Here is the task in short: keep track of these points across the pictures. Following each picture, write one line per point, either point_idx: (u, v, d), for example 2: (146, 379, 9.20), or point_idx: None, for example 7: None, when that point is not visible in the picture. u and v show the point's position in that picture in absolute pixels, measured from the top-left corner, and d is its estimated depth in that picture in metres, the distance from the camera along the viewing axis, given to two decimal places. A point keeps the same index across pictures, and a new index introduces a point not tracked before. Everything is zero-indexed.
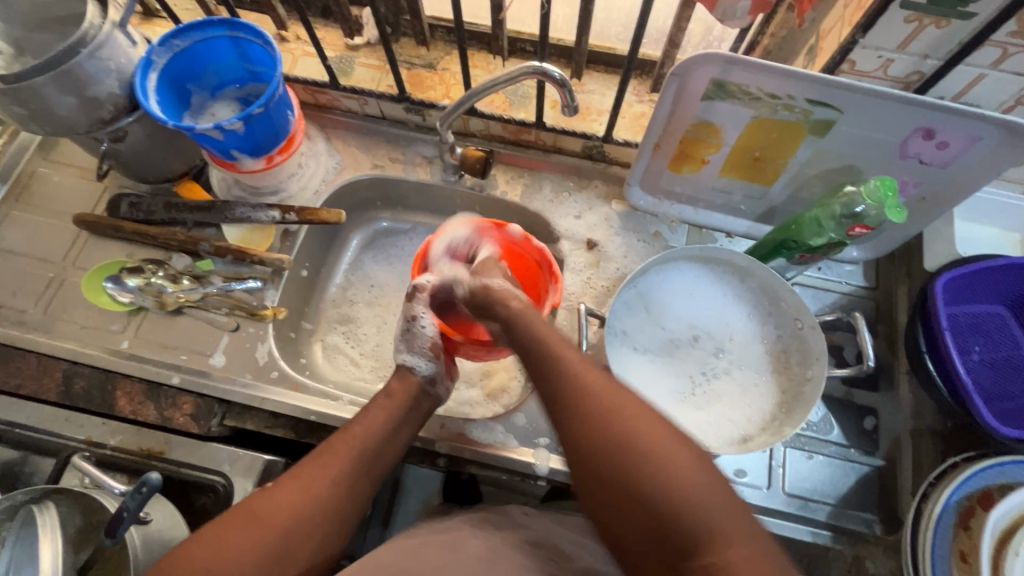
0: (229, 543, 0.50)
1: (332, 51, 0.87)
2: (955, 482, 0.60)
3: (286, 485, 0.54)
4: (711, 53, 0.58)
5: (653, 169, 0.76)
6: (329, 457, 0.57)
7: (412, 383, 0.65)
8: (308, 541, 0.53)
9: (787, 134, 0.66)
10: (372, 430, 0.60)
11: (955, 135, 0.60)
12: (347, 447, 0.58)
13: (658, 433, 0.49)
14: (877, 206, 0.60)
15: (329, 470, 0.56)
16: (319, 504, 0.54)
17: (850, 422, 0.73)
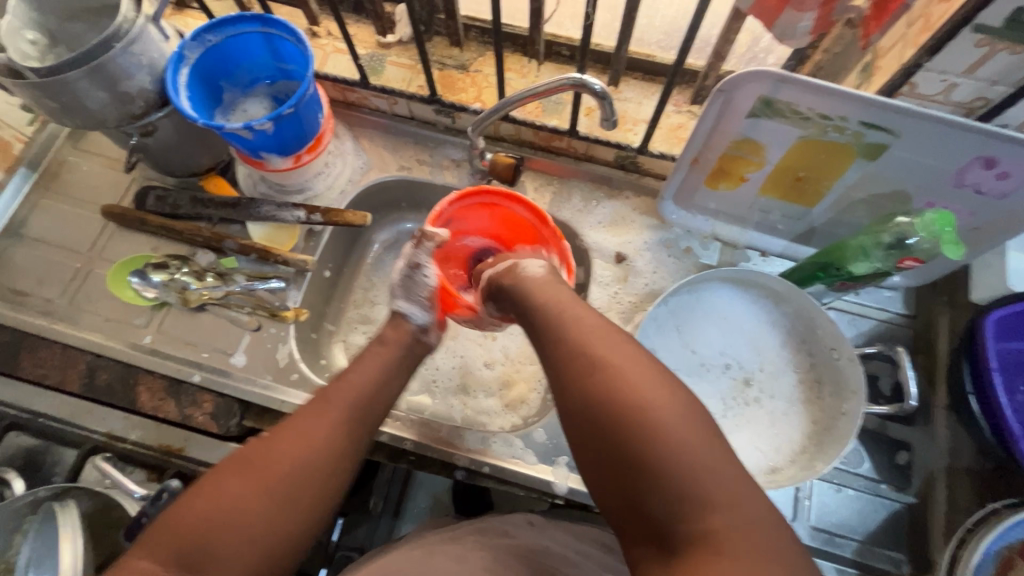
0: (227, 495, 0.47)
1: (363, 48, 0.85)
2: (996, 530, 0.57)
3: (279, 435, 0.52)
4: (762, 69, 0.55)
5: (688, 183, 0.74)
6: (325, 406, 0.55)
7: (406, 331, 0.64)
8: (314, 485, 0.50)
9: (835, 156, 0.63)
10: (364, 380, 0.58)
11: (1019, 165, 0.56)
12: (341, 395, 0.56)
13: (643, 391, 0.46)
14: (930, 240, 0.57)
15: (325, 417, 0.54)
16: (316, 450, 0.51)
17: (883, 456, 0.71)
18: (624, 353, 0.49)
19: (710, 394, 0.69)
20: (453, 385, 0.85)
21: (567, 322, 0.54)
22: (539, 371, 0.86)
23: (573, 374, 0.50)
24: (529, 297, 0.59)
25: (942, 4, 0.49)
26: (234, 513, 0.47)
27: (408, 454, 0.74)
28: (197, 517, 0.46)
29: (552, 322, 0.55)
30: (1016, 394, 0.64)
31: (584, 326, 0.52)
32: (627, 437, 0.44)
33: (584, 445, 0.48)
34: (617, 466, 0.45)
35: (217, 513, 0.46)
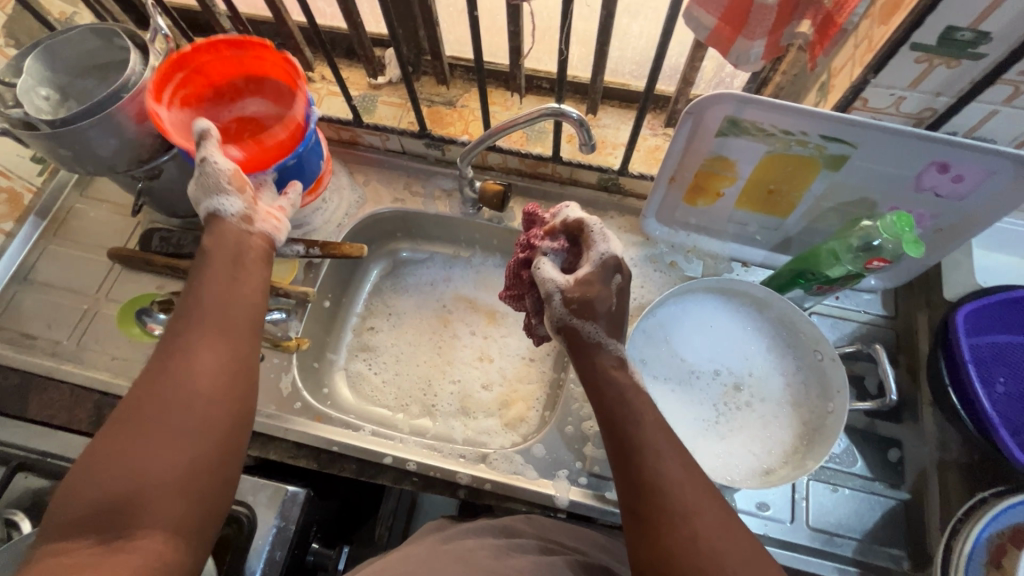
0: (116, 450, 0.47)
1: (355, 90, 0.90)
2: (985, 516, 0.58)
3: (149, 387, 0.50)
4: (725, 92, 0.60)
5: (668, 201, 0.78)
6: (190, 341, 0.53)
7: (227, 228, 0.63)
8: (207, 420, 0.49)
9: (801, 169, 0.67)
10: (222, 290, 0.57)
11: (970, 169, 0.60)
12: (197, 320, 0.55)
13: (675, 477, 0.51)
14: (894, 239, 0.60)
15: (187, 355, 0.52)
16: (190, 386, 0.50)
17: (874, 454, 0.73)
18: (667, 438, 0.54)
19: (701, 400, 0.71)
20: (453, 408, 0.87)
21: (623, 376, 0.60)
22: (537, 389, 0.88)
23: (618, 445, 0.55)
24: (583, 356, 0.62)
25: (881, 27, 0.54)
26: (131, 472, 0.46)
27: (411, 476, 0.74)
28: (93, 489, 0.45)
29: (603, 379, 0.59)
30: (991, 390, 0.67)
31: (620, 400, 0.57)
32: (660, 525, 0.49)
33: (629, 513, 0.52)
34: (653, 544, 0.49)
35: (121, 467, 0.46)
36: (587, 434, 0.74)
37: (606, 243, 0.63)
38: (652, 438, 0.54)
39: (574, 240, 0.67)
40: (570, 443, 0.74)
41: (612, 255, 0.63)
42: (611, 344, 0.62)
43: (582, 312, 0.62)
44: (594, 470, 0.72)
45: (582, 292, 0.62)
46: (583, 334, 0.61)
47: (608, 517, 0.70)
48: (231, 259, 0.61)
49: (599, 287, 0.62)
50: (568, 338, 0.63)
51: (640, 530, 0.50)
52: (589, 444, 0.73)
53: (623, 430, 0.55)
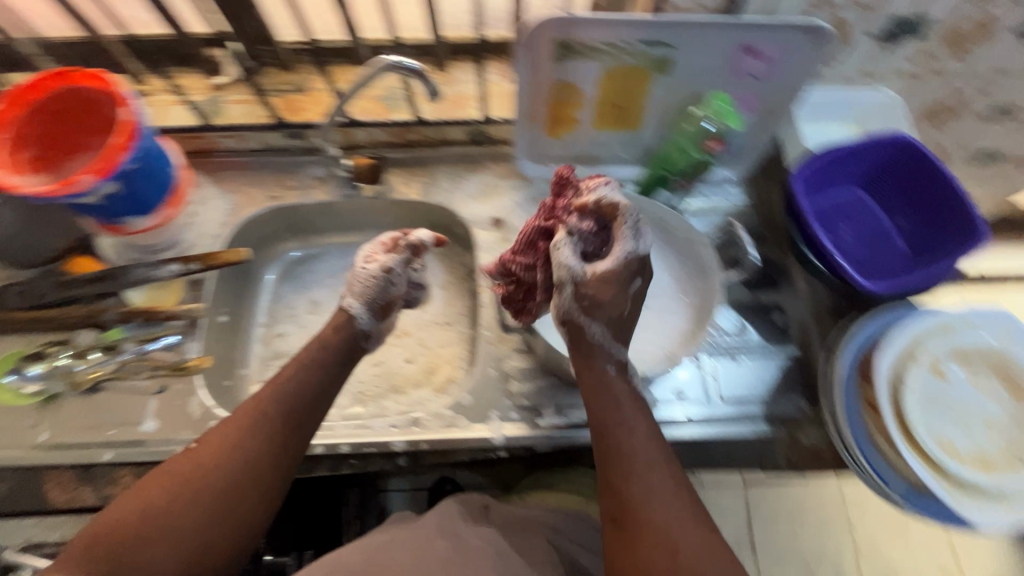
0: (164, 499, 0.55)
1: (197, 95, 0.86)
2: (846, 345, 0.66)
3: (203, 447, 0.58)
4: (548, 17, 0.64)
5: (533, 138, 0.82)
6: (250, 420, 0.60)
7: (348, 331, 0.70)
8: (244, 491, 0.57)
9: (638, 78, 0.72)
10: (297, 378, 0.65)
11: (771, 46, 0.68)
12: (263, 405, 0.62)
13: (662, 496, 0.56)
14: (717, 114, 0.72)
15: (247, 433, 0.60)
16: (239, 460, 0.58)
17: (762, 322, 0.81)
18: (659, 455, 0.59)
19: None
20: (382, 389, 0.87)
21: (617, 387, 0.62)
22: (460, 349, 0.90)
23: (610, 459, 0.59)
24: (582, 374, 0.63)
25: None
26: (156, 523, 0.53)
27: (349, 459, 0.73)
28: (123, 512, 0.54)
29: (597, 390, 0.62)
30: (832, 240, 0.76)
31: (617, 414, 0.61)
32: (643, 535, 0.54)
33: (611, 519, 0.57)
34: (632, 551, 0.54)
35: (153, 520, 0.53)
36: (510, 373, 0.77)
37: (635, 240, 0.60)
38: (642, 454, 0.58)
39: (602, 221, 0.63)
40: (495, 385, 0.76)
41: (638, 255, 0.61)
42: (614, 347, 0.63)
43: (589, 309, 0.62)
44: (523, 403, 0.75)
45: (596, 289, 0.61)
46: (587, 332, 0.62)
47: (544, 442, 0.73)
48: (342, 362, 0.69)
49: (616, 291, 0.61)
50: (575, 339, 0.63)
51: (622, 538, 0.55)
52: (513, 381, 0.76)
53: (615, 443, 0.59)
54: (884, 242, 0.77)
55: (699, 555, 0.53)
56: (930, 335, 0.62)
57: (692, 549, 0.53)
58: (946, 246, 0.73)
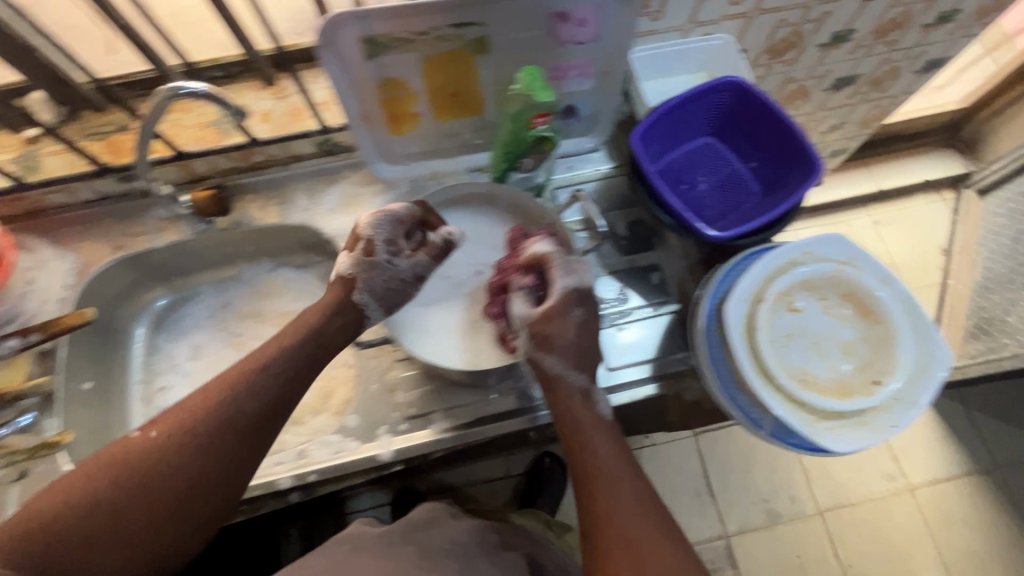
0: (112, 490, 0.54)
1: (8, 153, 0.79)
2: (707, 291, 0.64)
3: (156, 444, 0.57)
4: (341, 12, 0.60)
5: (379, 140, 0.78)
6: (210, 422, 0.58)
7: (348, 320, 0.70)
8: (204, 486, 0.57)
9: (461, 63, 0.70)
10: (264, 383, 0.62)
11: (583, 9, 0.66)
12: (220, 408, 0.59)
13: (629, 508, 0.58)
14: (527, 92, 0.63)
15: (204, 434, 0.58)
16: (191, 462, 0.57)
17: (642, 283, 0.81)
18: (626, 470, 0.61)
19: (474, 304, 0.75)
20: None
21: (585, 412, 0.65)
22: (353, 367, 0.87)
23: (581, 478, 0.61)
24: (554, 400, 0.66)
25: None
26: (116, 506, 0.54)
27: (240, 505, 0.70)
28: (72, 492, 0.54)
29: (566, 414, 0.65)
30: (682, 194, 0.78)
31: (584, 435, 0.64)
32: (611, 548, 0.56)
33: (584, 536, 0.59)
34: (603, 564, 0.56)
35: (106, 507, 0.54)
36: (395, 384, 0.75)
37: (569, 275, 0.68)
38: (611, 471, 0.61)
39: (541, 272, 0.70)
40: (381, 400, 0.74)
41: (574, 288, 0.68)
42: (569, 375, 0.66)
43: (543, 345, 0.66)
44: (411, 413, 0.73)
45: (545, 326, 0.66)
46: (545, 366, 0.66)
47: (437, 448, 0.71)
48: (299, 373, 0.65)
49: (560, 322, 0.66)
50: (540, 371, 0.67)
51: (595, 554, 0.57)
52: (398, 392, 0.74)
53: (583, 463, 0.62)
54: (741, 188, 0.78)
55: (667, 564, 0.54)
56: (780, 273, 0.63)
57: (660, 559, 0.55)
58: (792, 179, 0.73)
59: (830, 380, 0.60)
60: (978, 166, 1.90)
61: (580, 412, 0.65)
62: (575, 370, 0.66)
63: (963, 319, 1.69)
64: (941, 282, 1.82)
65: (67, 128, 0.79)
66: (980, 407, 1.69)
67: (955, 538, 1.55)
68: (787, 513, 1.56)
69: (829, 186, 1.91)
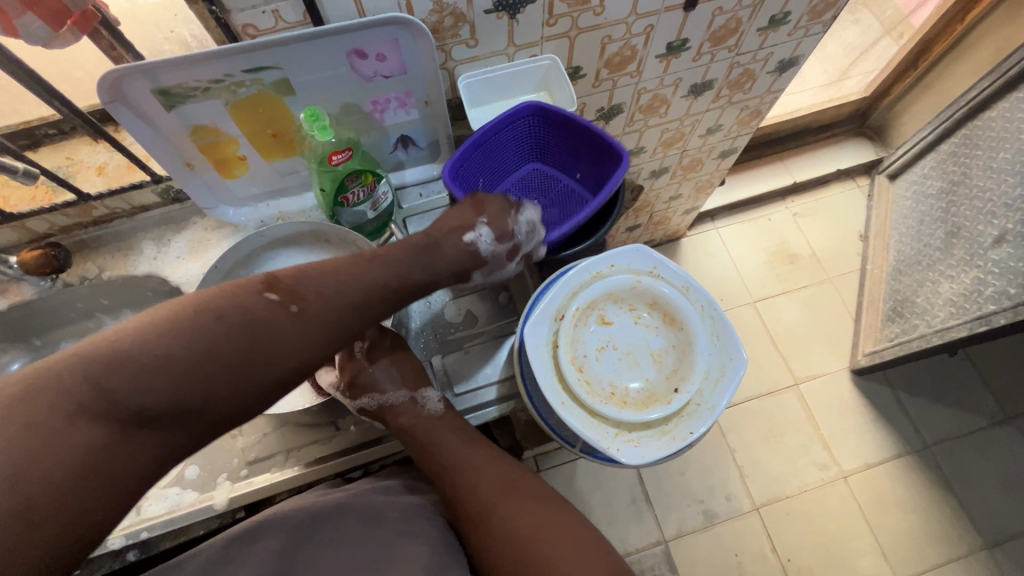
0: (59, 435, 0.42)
1: None
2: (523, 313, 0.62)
3: (141, 378, 0.46)
4: (121, 67, 0.59)
5: (212, 184, 0.79)
6: (188, 368, 0.48)
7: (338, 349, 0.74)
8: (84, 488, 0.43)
9: (270, 105, 0.70)
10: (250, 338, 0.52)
11: (378, 45, 0.67)
12: (212, 352, 0.49)
13: (506, 500, 0.69)
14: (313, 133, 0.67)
15: (183, 379, 0.48)
16: (177, 403, 0.48)
17: (488, 304, 0.80)
18: (494, 467, 0.72)
19: None
20: None
21: (447, 431, 0.73)
22: None
23: (459, 489, 0.71)
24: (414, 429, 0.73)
25: None
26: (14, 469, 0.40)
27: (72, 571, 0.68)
28: None
29: (429, 440, 0.72)
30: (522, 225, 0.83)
31: (450, 452, 0.72)
32: (503, 537, 0.66)
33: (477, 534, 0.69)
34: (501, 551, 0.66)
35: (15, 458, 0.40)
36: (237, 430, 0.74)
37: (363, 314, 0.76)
38: (482, 476, 0.71)
39: None
40: (222, 448, 0.73)
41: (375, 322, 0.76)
42: (390, 397, 0.72)
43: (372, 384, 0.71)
44: (251, 458, 0.72)
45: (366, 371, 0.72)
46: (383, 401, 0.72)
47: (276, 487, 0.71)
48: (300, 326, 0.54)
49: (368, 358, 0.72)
50: (370, 411, 0.73)
51: (492, 547, 0.67)
52: (240, 438, 0.73)
53: (455, 474, 0.72)
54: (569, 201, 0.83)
55: (548, 530, 0.66)
56: (586, 289, 0.63)
57: (544, 529, 0.66)
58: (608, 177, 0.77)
59: (638, 391, 0.61)
60: (887, 151, 1.94)
61: (414, 418, 0.72)
62: (397, 387, 0.72)
63: (882, 302, 1.72)
64: (861, 267, 1.85)
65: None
66: (906, 387, 1.71)
67: (892, 521, 1.55)
68: (724, 512, 1.56)
69: (747, 182, 1.94)
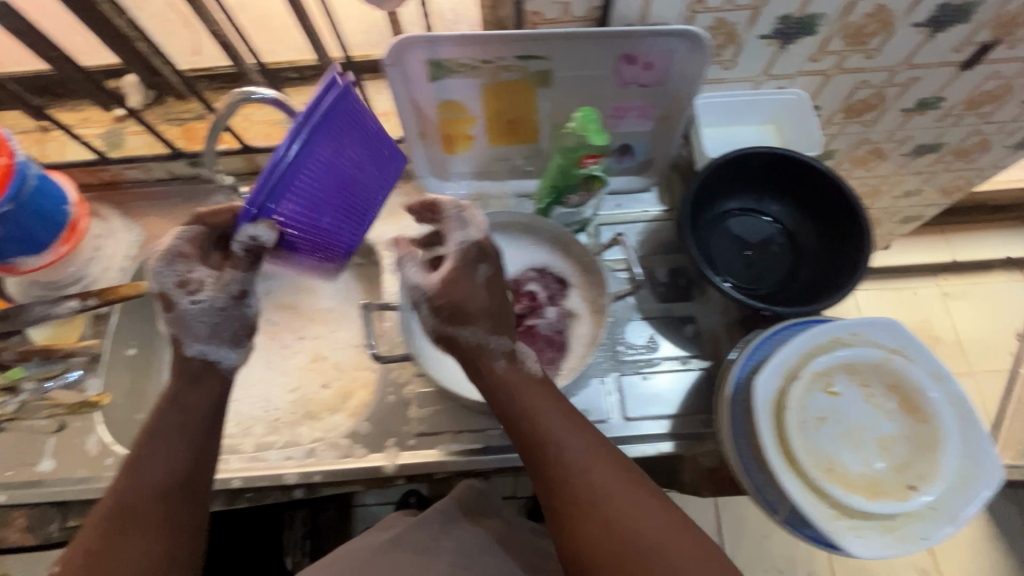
0: (114, 514, 0.54)
1: (98, 127, 0.85)
2: (768, 364, 0.58)
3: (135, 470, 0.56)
4: (408, 37, 0.62)
5: (432, 156, 0.80)
6: (153, 454, 0.57)
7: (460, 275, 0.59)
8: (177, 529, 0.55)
9: (521, 92, 0.70)
10: (167, 436, 0.58)
11: (652, 54, 0.65)
12: (152, 456, 0.57)
13: (590, 473, 0.54)
14: (582, 134, 0.62)
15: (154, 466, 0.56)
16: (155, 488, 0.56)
17: (674, 334, 0.79)
18: (579, 431, 0.56)
19: None
20: (298, 416, 0.86)
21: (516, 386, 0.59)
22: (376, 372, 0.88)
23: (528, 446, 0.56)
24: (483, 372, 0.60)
25: None
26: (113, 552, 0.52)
27: (245, 493, 0.72)
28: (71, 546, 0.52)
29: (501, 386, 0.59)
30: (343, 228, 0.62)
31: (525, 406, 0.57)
32: (578, 515, 0.52)
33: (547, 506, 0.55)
34: (575, 529, 0.52)
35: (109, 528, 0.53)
36: (410, 398, 0.75)
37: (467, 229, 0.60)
38: (570, 438, 0.56)
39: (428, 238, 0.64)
40: (394, 412, 0.75)
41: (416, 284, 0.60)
42: (491, 342, 0.59)
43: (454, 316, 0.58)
44: (421, 430, 0.73)
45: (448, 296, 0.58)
46: (460, 339, 0.59)
47: (441, 468, 0.71)
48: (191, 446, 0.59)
49: (464, 284, 0.58)
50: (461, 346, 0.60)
51: (563, 525, 0.53)
52: (412, 407, 0.75)
53: (525, 435, 0.56)
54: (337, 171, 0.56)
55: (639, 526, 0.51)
56: (821, 351, 0.59)
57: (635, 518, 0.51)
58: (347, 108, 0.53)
59: (860, 475, 0.56)
60: None
61: (502, 370, 0.59)
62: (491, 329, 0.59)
63: None
64: None
65: (151, 111, 0.85)
66: None
67: None
68: None
69: (898, 249, 1.80)
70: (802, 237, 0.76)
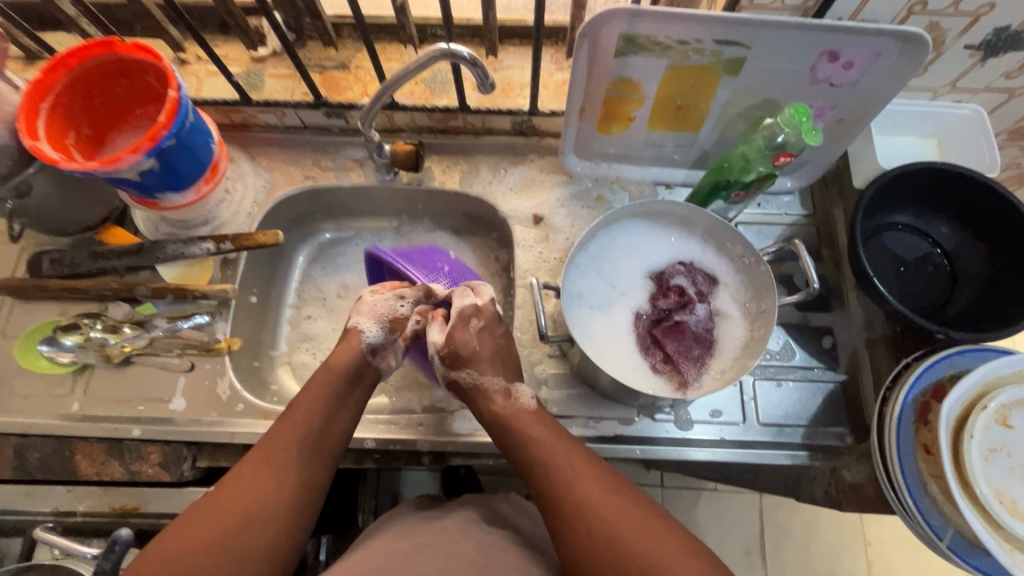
0: (250, 472, 0.54)
1: (238, 67, 0.84)
2: (960, 386, 0.57)
3: (272, 437, 0.57)
4: (614, 8, 0.59)
5: (583, 134, 0.78)
6: (288, 423, 0.58)
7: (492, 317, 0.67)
8: (297, 500, 0.55)
9: (703, 79, 0.67)
10: (308, 408, 0.60)
11: (858, 52, 0.62)
12: (291, 426, 0.58)
13: (588, 490, 0.54)
14: (794, 131, 0.61)
15: (290, 431, 0.58)
16: (288, 456, 0.56)
17: (810, 344, 0.76)
18: (576, 454, 0.57)
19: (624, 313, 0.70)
20: (407, 380, 0.85)
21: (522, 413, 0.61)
22: None
23: (525, 460, 0.58)
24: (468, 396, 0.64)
25: None
26: (240, 506, 0.52)
27: (373, 453, 0.72)
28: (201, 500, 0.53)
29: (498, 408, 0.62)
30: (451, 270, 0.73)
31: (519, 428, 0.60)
32: (581, 531, 0.52)
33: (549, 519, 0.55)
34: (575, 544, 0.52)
35: (236, 487, 0.53)
36: (542, 378, 0.74)
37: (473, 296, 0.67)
38: (544, 463, 0.57)
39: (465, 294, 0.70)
40: None
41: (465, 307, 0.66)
42: (486, 382, 0.64)
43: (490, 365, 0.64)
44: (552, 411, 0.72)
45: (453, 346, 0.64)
46: (459, 381, 0.64)
47: None
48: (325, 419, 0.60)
49: (462, 331, 0.65)
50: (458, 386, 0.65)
51: (570, 539, 0.52)
52: (543, 388, 0.74)
53: (528, 452, 0.58)
54: None
55: (649, 544, 0.50)
56: (1005, 382, 0.58)
57: (637, 538, 0.50)
58: None
59: None
60: None
61: (504, 409, 0.62)
62: (494, 372, 0.64)
63: None
64: None
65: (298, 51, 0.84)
66: None
67: None
68: None
69: None
70: (962, 261, 0.73)
